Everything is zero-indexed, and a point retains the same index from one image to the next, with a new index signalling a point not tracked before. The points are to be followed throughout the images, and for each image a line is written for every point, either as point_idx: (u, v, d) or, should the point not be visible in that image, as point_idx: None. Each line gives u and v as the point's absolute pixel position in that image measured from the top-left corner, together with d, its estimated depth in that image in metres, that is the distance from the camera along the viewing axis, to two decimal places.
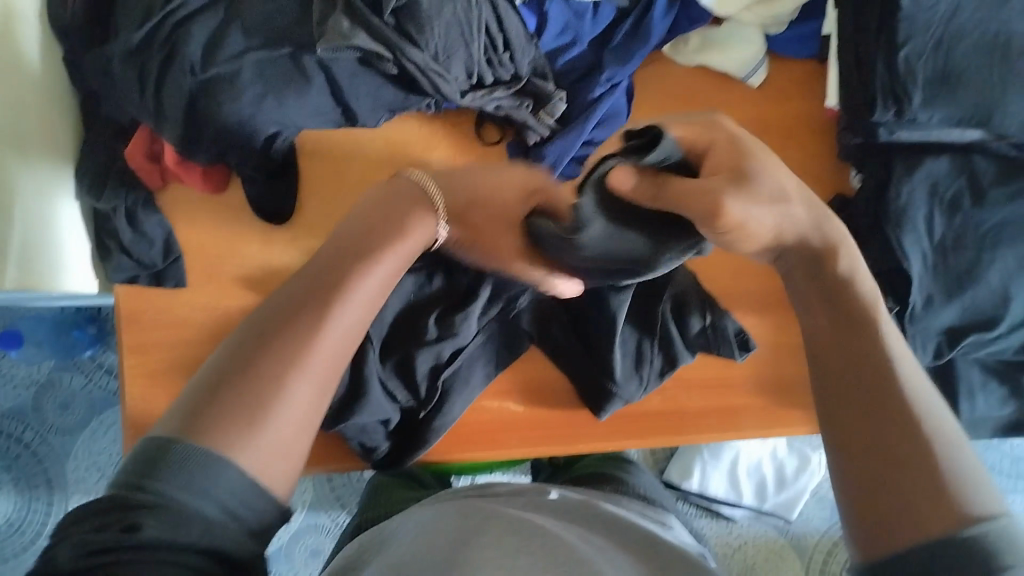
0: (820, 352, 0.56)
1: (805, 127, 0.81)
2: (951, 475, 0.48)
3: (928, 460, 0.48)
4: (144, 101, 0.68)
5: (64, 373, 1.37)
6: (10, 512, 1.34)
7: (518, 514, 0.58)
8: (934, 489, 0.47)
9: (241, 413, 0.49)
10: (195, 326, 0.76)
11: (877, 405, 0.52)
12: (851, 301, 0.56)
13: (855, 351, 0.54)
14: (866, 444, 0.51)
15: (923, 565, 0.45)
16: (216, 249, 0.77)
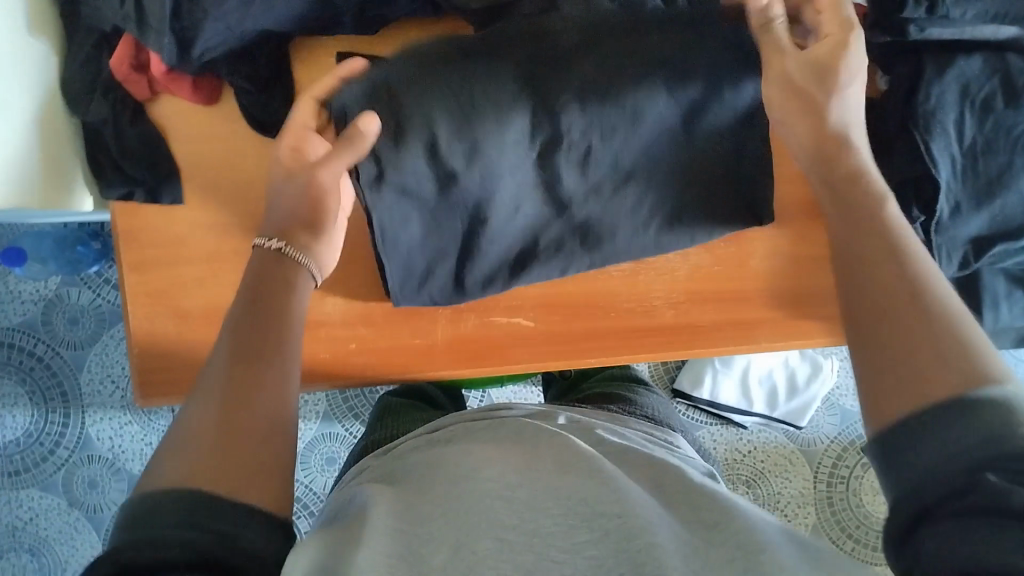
0: (856, 229, 0.51)
1: None
2: (946, 318, 0.44)
3: (921, 302, 0.45)
4: (123, 7, 0.64)
5: (71, 289, 1.36)
6: (28, 424, 1.36)
7: (527, 435, 0.57)
8: (938, 343, 0.43)
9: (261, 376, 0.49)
10: (192, 243, 0.75)
11: (871, 261, 0.49)
12: (849, 162, 0.56)
13: (871, 275, 0.48)
14: (873, 297, 0.47)
15: (894, 358, 0.44)
16: (211, 165, 0.74)
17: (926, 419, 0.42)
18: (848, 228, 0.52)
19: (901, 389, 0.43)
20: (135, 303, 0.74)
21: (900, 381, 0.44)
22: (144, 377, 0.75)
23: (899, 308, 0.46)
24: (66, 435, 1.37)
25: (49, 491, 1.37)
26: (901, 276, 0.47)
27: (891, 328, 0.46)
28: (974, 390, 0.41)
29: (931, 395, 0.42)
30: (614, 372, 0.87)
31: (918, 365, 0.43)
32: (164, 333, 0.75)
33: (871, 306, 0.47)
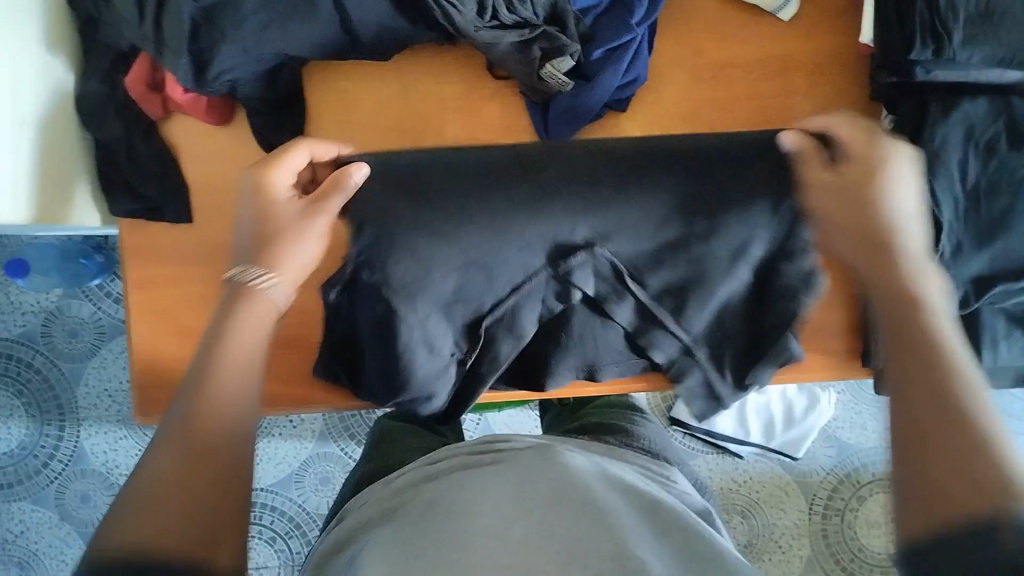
0: (924, 390, 0.44)
1: (839, 64, 0.76)
2: (981, 424, 0.42)
3: (957, 408, 0.43)
4: (143, 27, 0.65)
5: (72, 301, 1.36)
6: (24, 436, 1.36)
7: (524, 475, 0.55)
8: (989, 451, 0.41)
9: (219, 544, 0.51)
10: (198, 261, 0.75)
11: (930, 382, 0.44)
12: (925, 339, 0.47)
13: (932, 402, 0.43)
14: (927, 418, 0.43)
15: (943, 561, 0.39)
16: (218, 185, 0.75)
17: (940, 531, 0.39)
18: (941, 401, 0.43)
19: (934, 504, 0.40)
20: (139, 321, 0.75)
21: (960, 464, 0.41)
22: (146, 395, 0.75)
23: (935, 413, 0.43)
24: (62, 448, 1.36)
25: (41, 504, 1.36)
26: (943, 398, 0.43)
27: (931, 422, 0.43)
28: (1007, 501, 0.39)
29: (982, 499, 0.39)
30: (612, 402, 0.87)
31: (946, 480, 0.41)
32: (165, 352, 0.75)
33: (915, 427, 0.43)
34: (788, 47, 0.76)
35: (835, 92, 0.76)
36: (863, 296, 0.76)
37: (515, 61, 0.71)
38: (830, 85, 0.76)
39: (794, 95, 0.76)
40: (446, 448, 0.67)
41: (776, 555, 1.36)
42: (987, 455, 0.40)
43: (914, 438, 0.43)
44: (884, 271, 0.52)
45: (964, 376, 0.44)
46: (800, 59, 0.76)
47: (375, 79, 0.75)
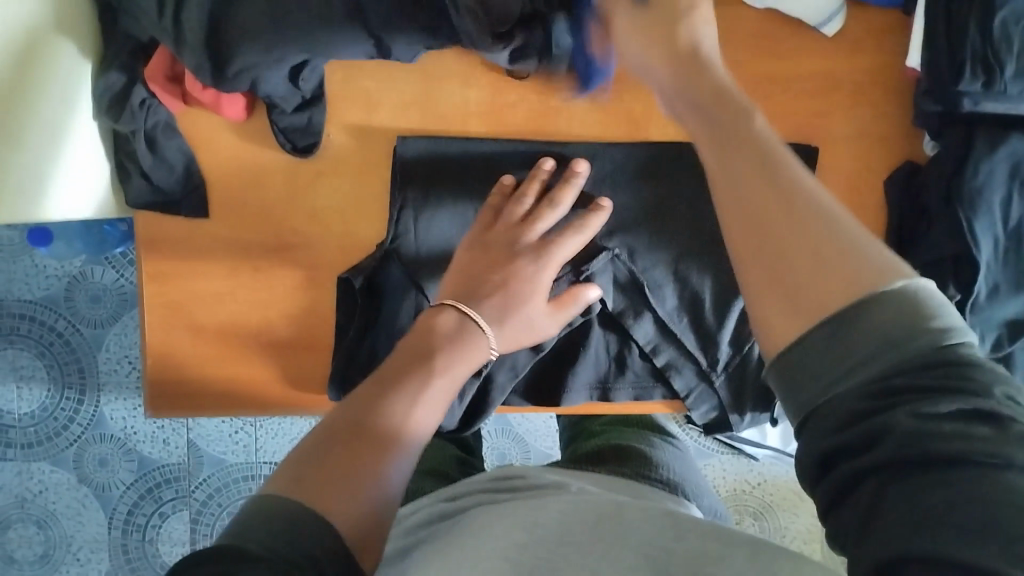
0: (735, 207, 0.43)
1: (883, 84, 0.72)
2: (833, 235, 0.40)
3: (830, 244, 0.40)
4: (164, 21, 0.64)
5: (95, 267, 1.36)
6: (44, 399, 1.37)
7: (537, 509, 0.55)
8: (831, 236, 0.40)
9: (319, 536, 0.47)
10: (213, 257, 0.74)
11: (766, 194, 0.42)
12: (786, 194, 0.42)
13: (745, 183, 0.43)
14: (756, 200, 0.42)
15: (816, 350, 0.38)
16: (237, 180, 0.74)
17: (805, 358, 0.39)
18: (757, 180, 0.43)
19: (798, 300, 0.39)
20: (153, 313, 0.75)
21: (799, 316, 0.39)
22: (161, 386, 0.76)
23: (771, 199, 0.42)
24: (81, 412, 1.38)
25: (60, 466, 1.38)
26: (779, 181, 0.42)
27: (779, 202, 0.42)
28: (876, 292, 0.38)
29: (829, 313, 0.39)
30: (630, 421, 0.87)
31: (801, 275, 0.40)
32: (178, 345, 0.75)
33: (746, 209, 0.42)
34: (832, 63, 0.72)
35: (876, 113, 0.73)
36: None
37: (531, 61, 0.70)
38: (872, 106, 0.73)
39: (831, 115, 0.73)
40: (464, 486, 0.68)
41: None
42: (839, 248, 0.39)
43: (751, 219, 0.42)
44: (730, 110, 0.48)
45: (784, 168, 0.43)
46: (841, 76, 0.72)
47: (400, 79, 0.73)
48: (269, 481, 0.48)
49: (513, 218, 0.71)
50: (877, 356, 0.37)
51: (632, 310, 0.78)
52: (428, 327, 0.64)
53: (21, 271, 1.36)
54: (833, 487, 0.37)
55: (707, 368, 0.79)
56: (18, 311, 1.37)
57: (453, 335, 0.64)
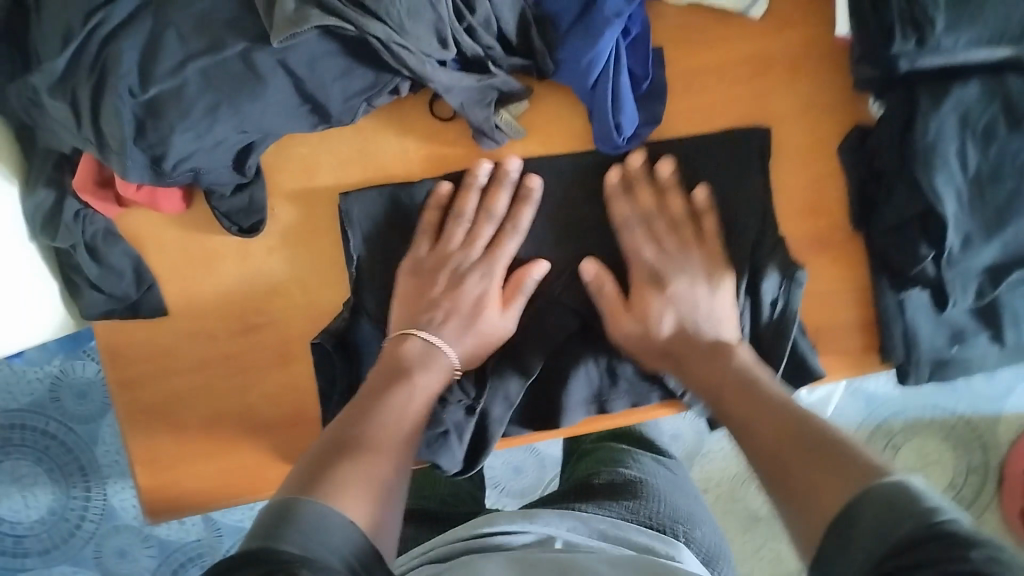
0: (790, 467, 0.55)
1: (819, 51, 0.71)
2: (825, 465, 0.52)
3: (824, 448, 0.54)
4: (82, 132, 0.62)
5: (76, 363, 1.34)
6: (50, 503, 1.35)
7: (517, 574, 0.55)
8: (834, 465, 0.52)
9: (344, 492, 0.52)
10: (181, 353, 0.73)
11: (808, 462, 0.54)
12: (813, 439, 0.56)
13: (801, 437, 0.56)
14: (799, 451, 0.55)
15: (857, 524, 0.46)
16: (190, 271, 0.72)
17: (859, 519, 0.46)
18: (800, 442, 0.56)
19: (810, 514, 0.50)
20: (133, 420, 0.73)
21: (805, 510, 0.51)
22: (154, 491, 0.74)
23: (797, 449, 0.56)
24: (91, 508, 1.36)
25: (82, 565, 1.36)
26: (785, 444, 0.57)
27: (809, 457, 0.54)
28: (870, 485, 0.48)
29: (849, 491, 0.49)
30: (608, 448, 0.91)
31: (815, 493, 0.51)
32: (163, 447, 0.73)
33: (775, 450, 0.57)
34: (763, 41, 0.71)
35: (817, 81, 0.72)
36: (873, 295, 0.73)
37: (475, 105, 0.68)
38: (812, 74, 0.71)
39: (774, 92, 0.72)
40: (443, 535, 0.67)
41: None
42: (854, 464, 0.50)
43: (778, 467, 0.56)
44: (698, 365, 0.70)
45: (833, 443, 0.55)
46: (778, 52, 0.71)
47: (334, 140, 0.72)
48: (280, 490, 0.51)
49: (453, 239, 0.73)
50: (915, 516, 0.43)
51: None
52: (399, 345, 0.69)
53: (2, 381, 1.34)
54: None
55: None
56: (8, 421, 1.35)
57: (433, 350, 0.70)
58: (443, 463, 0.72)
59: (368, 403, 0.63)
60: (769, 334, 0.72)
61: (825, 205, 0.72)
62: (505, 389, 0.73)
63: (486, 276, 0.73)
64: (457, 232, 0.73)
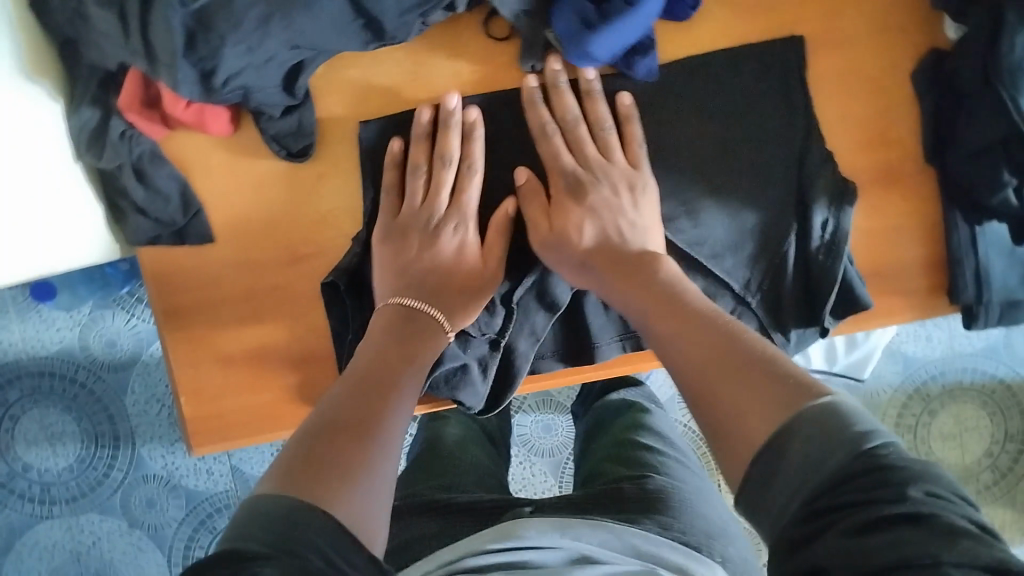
0: (693, 384, 0.50)
1: None
2: (761, 373, 0.46)
3: (742, 363, 0.47)
4: (131, 44, 0.59)
5: (105, 312, 1.32)
6: (79, 451, 1.35)
7: None
8: (749, 386, 0.46)
9: (332, 480, 0.44)
10: (227, 283, 0.71)
11: (728, 376, 0.48)
12: (700, 337, 0.52)
13: (698, 345, 0.51)
14: (698, 360, 0.50)
15: (794, 456, 0.41)
16: (237, 198, 0.70)
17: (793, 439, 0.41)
18: (715, 344, 0.50)
19: (737, 445, 0.45)
20: (177, 351, 0.71)
21: (763, 417, 0.44)
22: (199, 424, 0.73)
23: (696, 348, 0.52)
24: (119, 457, 1.35)
25: (108, 514, 1.36)
26: (683, 321, 0.55)
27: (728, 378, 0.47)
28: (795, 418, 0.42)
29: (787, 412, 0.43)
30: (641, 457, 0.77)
31: (727, 404, 0.46)
32: (209, 379, 0.72)
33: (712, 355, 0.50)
34: None
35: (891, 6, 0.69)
36: (943, 229, 0.71)
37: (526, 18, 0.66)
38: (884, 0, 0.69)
39: (845, 15, 0.69)
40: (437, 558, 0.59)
41: None
42: (782, 388, 0.44)
43: (704, 384, 0.49)
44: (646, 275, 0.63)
45: (701, 308, 0.55)
46: None
47: (387, 62, 0.69)
48: (264, 483, 0.43)
49: (416, 193, 0.70)
50: (841, 449, 0.39)
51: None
52: (402, 311, 0.66)
53: (31, 329, 1.33)
54: (803, 560, 0.37)
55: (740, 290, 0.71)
56: (36, 369, 1.34)
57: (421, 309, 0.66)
58: (467, 401, 0.71)
59: (367, 377, 0.56)
60: (819, 265, 0.69)
61: (895, 134, 0.70)
62: (535, 322, 0.72)
63: (459, 227, 0.70)
64: (417, 184, 0.70)
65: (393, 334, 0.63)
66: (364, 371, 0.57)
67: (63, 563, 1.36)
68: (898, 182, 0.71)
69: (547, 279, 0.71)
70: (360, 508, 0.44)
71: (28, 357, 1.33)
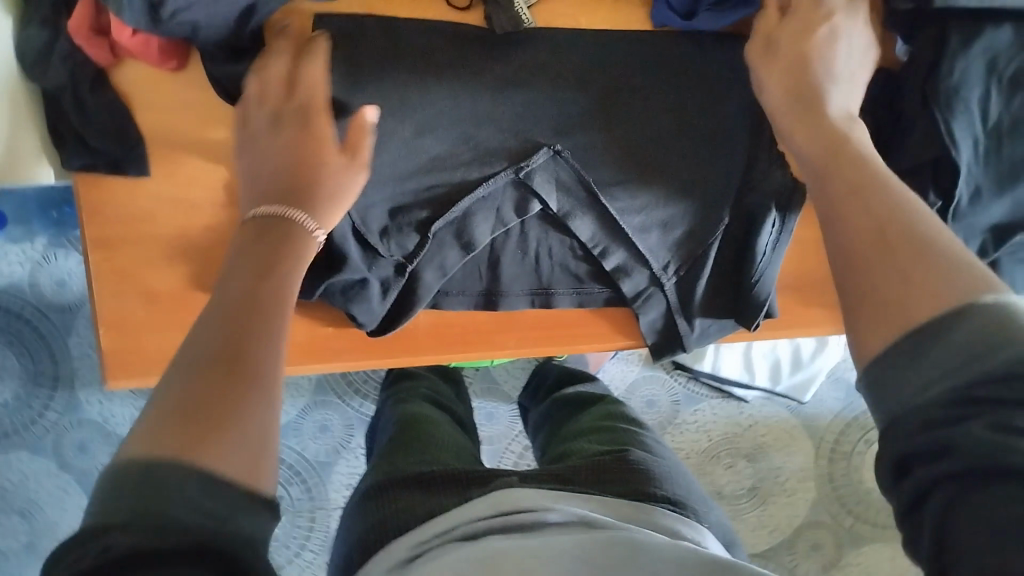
0: (855, 252, 0.46)
1: None
2: (940, 254, 0.44)
3: (906, 232, 0.45)
4: None
5: (58, 251, 1.32)
6: (15, 387, 1.31)
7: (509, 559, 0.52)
8: (931, 269, 0.43)
9: (213, 421, 0.39)
10: (163, 221, 0.71)
11: (893, 252, 0.45)
12: (891, 201, 0.47)
13: (868, 208, 0.48)
14: (868, 223, 0.47)
15: (931, 347, 0.41)
16: (179, 137, 0.70)
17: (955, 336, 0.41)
18: (879, 200, 0.48)
19: (885, 305, 0.44)
20: (105, 284, 0.71)
21: (903, 284, 0.44)
22: (116, 357, 0.73)
23: (873, 200, 0.48)
24: (56, 399, 1.32)
25: (37, 454, 1.31)
26: (878, 184, 0.49)
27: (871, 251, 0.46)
28: (965, 306, 0.41)
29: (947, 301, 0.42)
30: (618, 439, 0.80)
31: (898, 274, 0.44)
32: (134, 314, 0.73)
33: (870, 228, 0.47)
34: None
35: None
36: None
37: None
38: None
39: None
40: (435, 525, 0.63)
41: (781, 499, 1.30)
42: (947, 271, 0.43)
43: (869, 242, 0.46)
44: (806, 125, 0.58)
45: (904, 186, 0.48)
46: None
47: None
48: (137, 430, 0.39)
49: (269, 69, 0.62)
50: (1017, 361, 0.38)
51: (578, 208, 0.72)
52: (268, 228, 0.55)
53: None
54: (938, 439, 0.39)
55: (658, 270, 0.76)
56: None
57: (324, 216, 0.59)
58: (360, 315, 0.72)
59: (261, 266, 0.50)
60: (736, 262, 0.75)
61: None
62: (439, 258, 0.73)
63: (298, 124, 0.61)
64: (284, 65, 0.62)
65: (278, 222, 0.56)
66: (256, 263, 0.50)
67: None
68: None
69: (470, 216, 0.71)
70: (240, 450, 0.39)
71: None
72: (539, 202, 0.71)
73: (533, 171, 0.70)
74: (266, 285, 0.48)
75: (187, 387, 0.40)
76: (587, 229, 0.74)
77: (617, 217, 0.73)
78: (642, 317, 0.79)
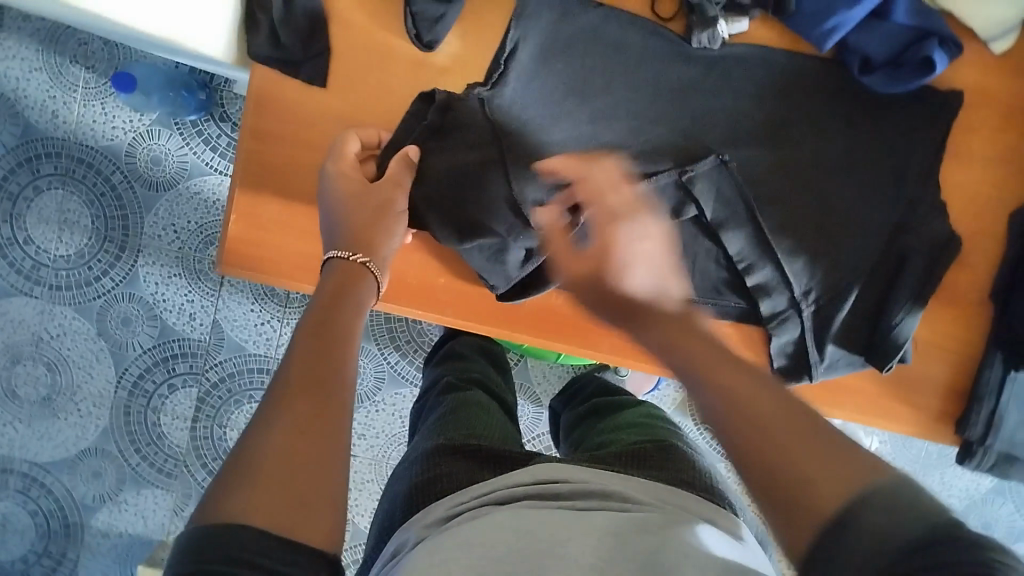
0: (750, 445, 0.45)
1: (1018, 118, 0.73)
2: (850, 461, 0.41)
3: (780, 429, 0.44)
4: None
5: (162, 132, 1.21)
6: (83, 245, 1.21)
7: (565, 520, 0.47)
8: (835, 457, 0.42)
9: (291, 513, 0.39)
10: (319, 132, 0.73)
11: (789, 433, 0.44)
12: (740, 424, 0.46)
13: (764, 396, 0.47)
14: (739, 437, 0.46)
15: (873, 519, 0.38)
16: (362, 59, 0.72)
17: (854, 523, 0.38)
18: (728, 440, 0.47)
19: (788, 498, 0.41)
20: (248, 174, 0.72)
21: (802, 476, 0.41)
22: (233, 246, 0.73)
23: (747, 429, 0.45)
24: (116, 268, 1.21)
25: (82, 316, 1.21)
26: (721, 438, 0.47)
27: (787, 436, 0.44)
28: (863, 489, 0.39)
29: (850, 485, 0.40)
30: (652, 430, 0.72)
31: (783, 438, 0.44)
32: (261, 209, 0.73)
33: (733, 440, 0.46)
34: (978, 84, 0.72)
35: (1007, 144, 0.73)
36: (978, 367, 0.74)
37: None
38: (1001, 134, 0.73)
39: (973, 134, 0.73)
40: (473, 489, 0.55)
41: None
42: (834, 457, 0.41)
43: (738, 447, 0.45)
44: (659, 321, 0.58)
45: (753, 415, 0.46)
46: (995, 98, 0.72)
47: None
48: (237, 501, 0.38)
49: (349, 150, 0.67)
50: (925, 518, 0.36)
51: (733, 221, 0.72)
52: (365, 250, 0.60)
53: (88, 114, 1.19)
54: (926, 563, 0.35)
55: (798, 295, 0.73)
56: (70, 152, 1.20)
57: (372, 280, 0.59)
58: (490, 277, 0.72)
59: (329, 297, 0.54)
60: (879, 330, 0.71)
61: (969, 261, 0.73)
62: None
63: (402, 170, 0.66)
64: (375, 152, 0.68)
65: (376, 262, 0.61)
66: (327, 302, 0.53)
67: (13, 339, 1.20)
68: (953, 304, 0.74)
69: None
70: (331, 521, 0.41)
71: (76, 141, 1.19)
72: (696, 208, 0.71)
73: (697, 178, 0.71)
74: (342, 348, 0.50)
75: (272, 456, 0.41)
76: (736, 243, 0.72)
77: (768, 237, 0.72)
78: (777, 339, 0.74)
